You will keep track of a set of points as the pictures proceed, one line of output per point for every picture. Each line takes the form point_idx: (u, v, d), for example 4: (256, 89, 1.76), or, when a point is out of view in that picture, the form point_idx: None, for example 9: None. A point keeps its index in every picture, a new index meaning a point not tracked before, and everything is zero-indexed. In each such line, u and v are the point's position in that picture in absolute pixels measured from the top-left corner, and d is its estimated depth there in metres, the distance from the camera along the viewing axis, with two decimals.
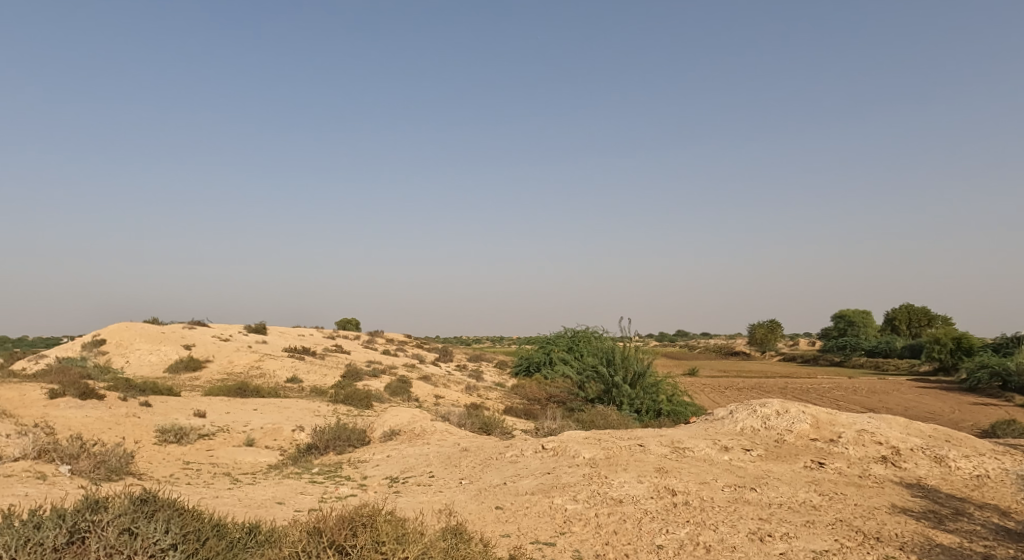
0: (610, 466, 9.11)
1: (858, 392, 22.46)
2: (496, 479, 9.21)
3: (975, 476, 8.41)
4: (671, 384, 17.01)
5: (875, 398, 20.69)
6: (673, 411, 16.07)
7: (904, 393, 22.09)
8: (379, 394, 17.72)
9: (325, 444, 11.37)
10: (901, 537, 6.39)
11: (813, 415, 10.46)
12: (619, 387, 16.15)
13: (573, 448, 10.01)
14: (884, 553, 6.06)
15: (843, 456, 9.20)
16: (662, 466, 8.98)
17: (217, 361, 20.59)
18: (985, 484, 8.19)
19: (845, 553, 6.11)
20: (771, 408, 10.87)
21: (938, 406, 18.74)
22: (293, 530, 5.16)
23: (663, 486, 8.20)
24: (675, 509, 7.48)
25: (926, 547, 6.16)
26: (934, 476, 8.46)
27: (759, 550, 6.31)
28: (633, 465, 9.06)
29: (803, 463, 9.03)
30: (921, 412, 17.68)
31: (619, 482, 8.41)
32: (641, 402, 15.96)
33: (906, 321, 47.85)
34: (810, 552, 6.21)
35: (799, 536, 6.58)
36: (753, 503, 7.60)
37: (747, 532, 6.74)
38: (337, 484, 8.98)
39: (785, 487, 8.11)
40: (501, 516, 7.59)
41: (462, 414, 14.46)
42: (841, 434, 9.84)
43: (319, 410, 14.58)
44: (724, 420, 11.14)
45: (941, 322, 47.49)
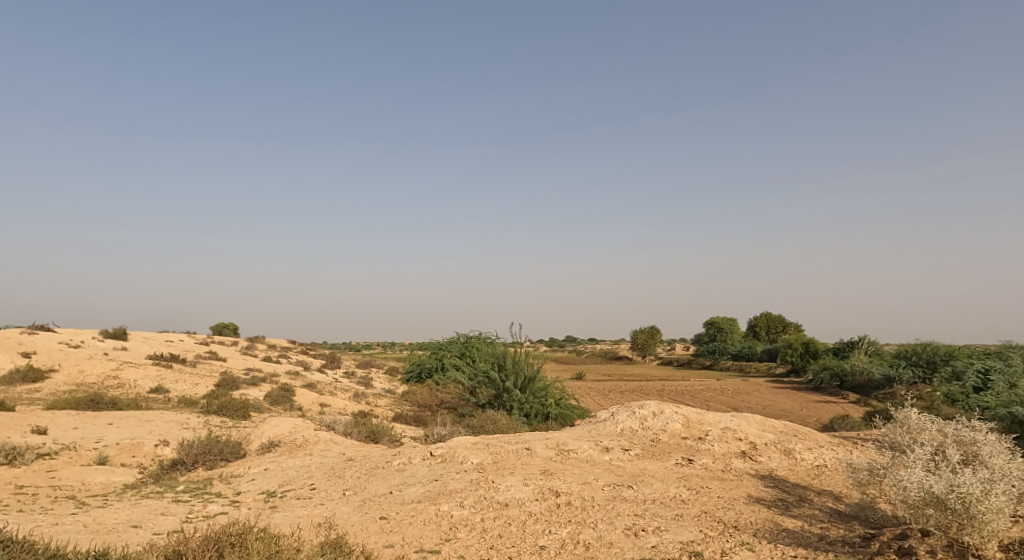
0: (497, 470, 9.23)
1: (725, 392, 24.44)
2: (381, 488, 9.00)
3: (816, 466, 9.47)
4: (560, 388, 17.51)
5: (740, 398, 22.63)
6: (561, 415, 16.49)
7: (763, 393, 24.37)
8: (257, 403, 16.70)
9: (193, 459, 10.52)
10: (755, 524, 7.05)
11: (684, 415, 11.24)
12: (510, 391, 16.39)
13: (461, 454, 10.03)
14: (740, 539, 6.65)
15: (709, 452, 9.98)
16: (547, 468, 9.23)
17: (64, 371, 18.34)
18: (823, 472, 9.24)
19: (707, 542, 6.63)
20: (648, 409, 11.55)
21: (790, 404, 20.83)
22: (148, 556, 4.72)
23: (548, 488, 8.44)
24: (559, 510, 7.73)
25: (775, 531, 6.83)
26: (784, 467, 9.41)
27: (633, 544, 6.67)
28: (519, 468, 9.24)
29: (674, 459, 9.68)
30: (776, 410, 19.57)
31: (505, 485, 8.54)
32: (530, 406, 16.32)
33: (765, 327, 52.92)
34: (677, 543, 6.66)
35: (669, 529, 7.04)
36: (630, 500, 8.02)
37: (623, 528, 7.11)
38: (206, 502, 8.34)
39: (659, 483, 8.64)
40: (385, 526, 7.44)
41: (348, 422, 13.97)
42: (708, 432, 10.66)
43: (187, 423, 13.44)
44: (605, 421, 11.67)
45: (794, 329, 52.97)
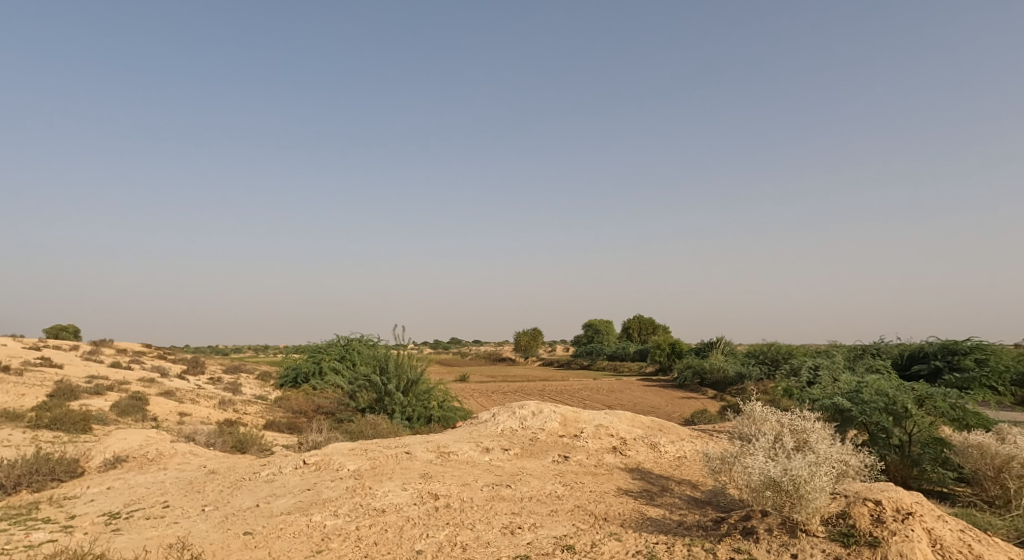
0: (374, 476, 8.96)
1: (600, 391, 25.63)
2: (246, 502, 8.39)
3: (678, 457, 10.21)
4: (442, 391, 17.39)
5: (614, 396, 23.85)
6: (443, 417, 16.37)
7: (634, 390, 25.88)
8: (102, 415, 14.92)
9: (16, 482, 9.15)
10: (622, 515, 7.43)
11: (562, 413, 11.61)
12: (392, 395, 16.00)
13: (336, 461, 9.62)
14: (609, 530, 6.97)
15: (583, 448, 10.39)
16: (426, 472, 9.11)
17: None
18: (683, 463, 9.98)
19: (579, 535, 6.88)
20: (528, 409, 11.80)
21: (658, 401, 22.28)
22: None
23: (426, 491, 8.32)
24: (437, 512, 7.64)
25: (640, 521, 7.24)
26: (650, 459, 10.03)
27: (509, 542, 6.77)
28: (398, 473, 9.03)
29: (551, 457, 9.96)
30: (646, 406, 20.85)
31: (382, 491, 8.30)
32: (413, 409, 16.04)
33: (638, 328, 56.33)
34: (551, 538, 6.84)
35: (544, 525, 7.22)
36: (508, 499, 8.13)
37: (500, 527, 7.19)
38: (31, 530, 7.28)
39: (535, 481, 8.84)
40: (249, 542, 6.93)
41: (211, 433, 12.91)
42: (583, 429, 11.09)
43: (10, 440, 11.67)
44: (486, 422, 11.75)
45: (662, 330, 56.90)
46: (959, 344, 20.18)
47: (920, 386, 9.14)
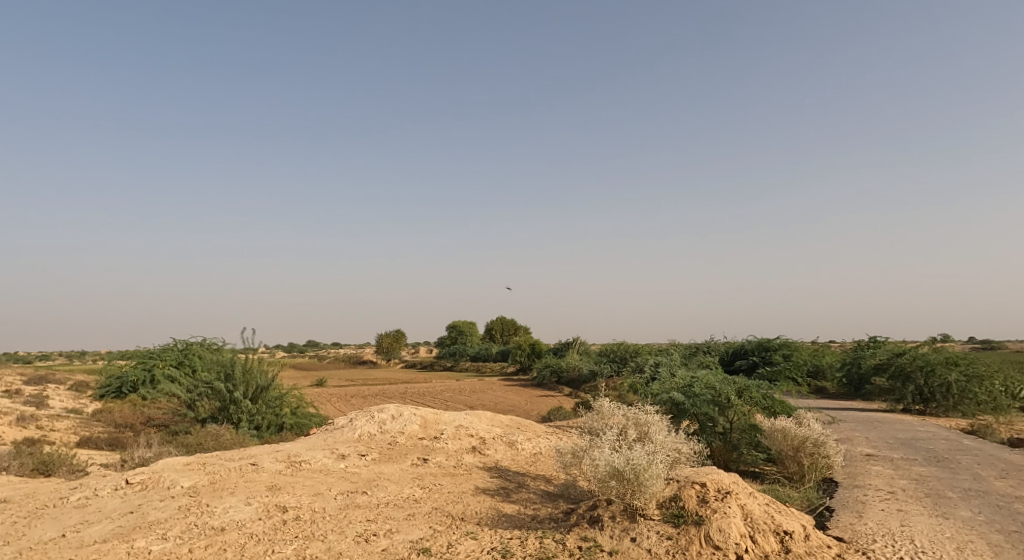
0: (213, 492, 8.21)
1: (462, 392, 25.79)
2: (51, 532, 7.27)
3: (533, 454, 10.59)
4: (296, 396, 16.42)
5: (475, 396, 24.13)
6: (297, 424, 15.46)
7: (495, 390, 26.40)
8: None
9: None
10: (479, 514, 7.53)
11: (422, 416, 11.50)
12: (238, 402, 14.79)
13: (168, 478, 8.68)
14: (466, 530, 7.03)
15: (443, 450, 10.38)
16: (274, 483, 8.54)
17: None
18: (538, 459, 10.38)
19: (436, 537, 6.86)
20: (387, 412, 11.53)
21: (517, 400, 22.95)
22: None
23: (273, 504, 7.80)
24: (284, 526, 7.20)
25: (496, 518, 7.39)
26: (507, 457, 10.29)
27: (363, 551, 6.56)
28: (241, 487, 8.37)
29: (410, 460, 9.83)
30: (506, 406, 21.35)
31: (222, 508, 7.64)
32: (262, 418, 14.95)
33: (500, 329, 57.60)
34: (407, 542, 6.75)
35: (400, 530, 7.10)
36: (363, 506, 7.88)
37: (353, 535, 6.95)
38: None
39: (393, 486, 8.67)
40: None
41: (7, 455, 11.01)
42: (443, 431, 11.08)
43: None
44: (342, 428, 11.28)
45: (523, 331, 58.71)
46: (771, 342, 23.22)
47: (739, 380, 10.40)
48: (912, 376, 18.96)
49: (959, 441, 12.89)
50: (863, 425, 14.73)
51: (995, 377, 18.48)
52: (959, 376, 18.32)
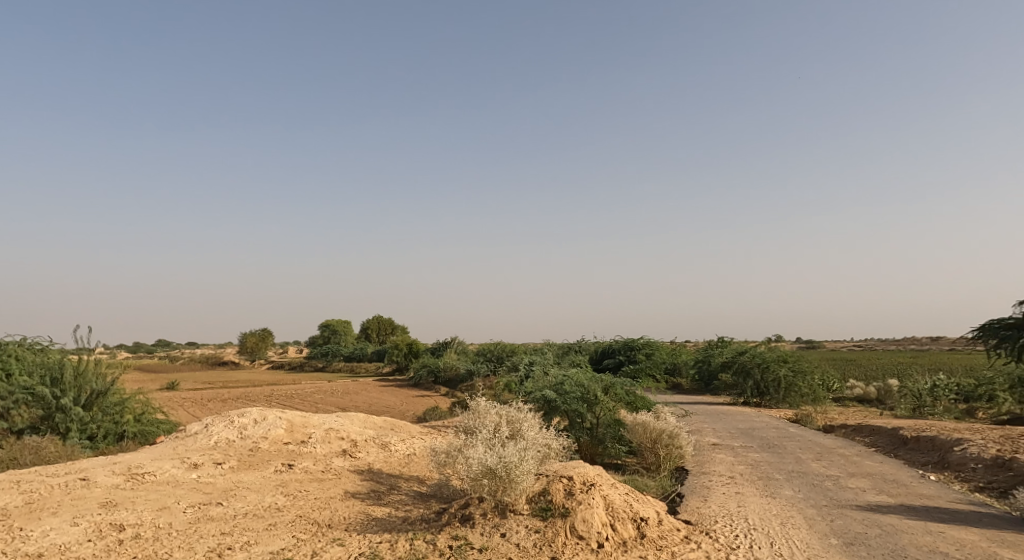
0: (31, 513, 7.18)
1: (334, 393, 24.80)
2: None
3: (407, 455, 10.46)
4: (141, 402, 14.82)
5: (348, 398, 23.29)
6: (140, 433, 13.96)
7: (369, 391, 25.66)
8: None
9: None
10: (347, 519, 7.28)
11: (288, 419, 10.89)
12: (67, 410, 13.03)
13: None
14: (332, 536, 6.77)
15: (310, 454, 9.90)
16: (110, 500, 7.65)
17: None
18: (412, 460, 10.26)
19: (299, 547, 6.53)
20: (249, 417, 10.77)
21: (392, 401, 22.51)
22: None
23: (107, 523, 6.98)
24: (121, 547, 6.47)
25: (365, 523, 7.19)
26: (379, 460, 10.05)
27: None
28: (68, 506, 7.40)
29: (273, 467, 9.27)
30: (380, 407, 20.82)
31: (42, 531, 6.70)
32: (97, 426, 13.31)
33: (376, 328, 56.13)
34: (266, 554, 6.35)
35: (258, 541, 6.68)
36: (217, 519, 7.31)
37: (204, 551, 6.41)
38: None
39: (253, 495, 8.12)
40: None
41: None
42: (312, 434, 10.56)
43: None
44: (196, 435, 10.36)
45: (401, 331, 57.69)
46: (635, 342, 24.83)
47: (606, 377, 10.88)
48: (751, 372, 21.24)
49: (788, 429, 14.64)
50: (712, 417, 16.23)
51: (816, 373, 21.19)
52: (789, 372, 20.81)
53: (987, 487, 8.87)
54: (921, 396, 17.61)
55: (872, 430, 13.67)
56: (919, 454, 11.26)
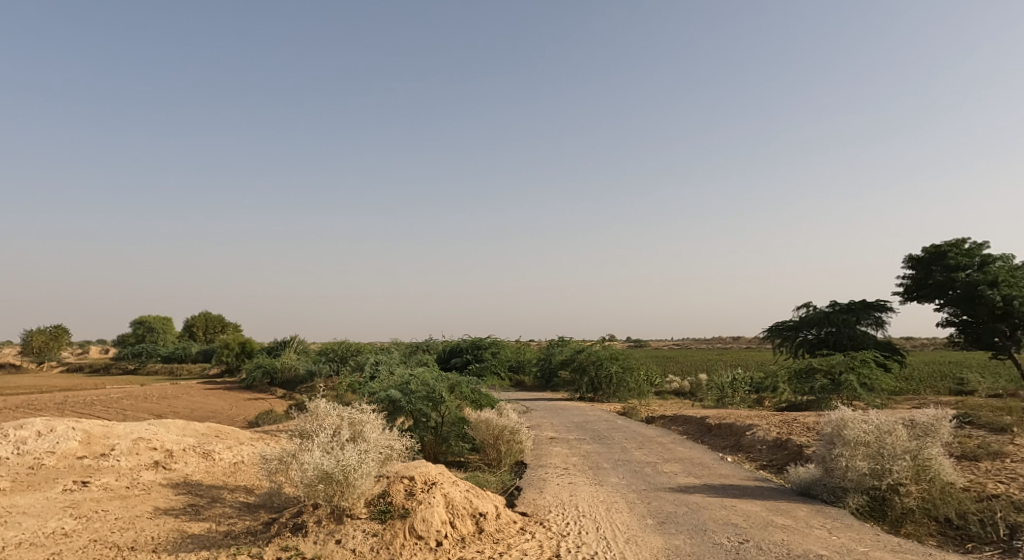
0: None
1: (148, 399, 22.05)
2: None
3: (233, 463, 9.64)
4: None
5: (165, 403, 20.86)
6: None
7: (191, 395, 23.21)
8: None
9: None
10: (156, 540, 6.50)
11: (85, 430, 9.44)
12: None
13: None
14: None
15: (112, 469, 8.68)
16: None
17: None
18: (238, 469, 9.48)
19: None
20: (31, 428, 9.14)
21: (219, 405, 20.58)
22: None
23: None
24: None
25: (179, 542, 6.47)
26: (200, 470, 9.13)
27: None
28: None
29: (62, 486, 7.98)
30: (204, 412, 18.93)
31: None
32: None
33: (203, 326, 50.98)
34: None
35: None
36: None
37: None
38: None
39: (32, 520, 6.91)
40: None
41: None
42: (115, 446, 9.24)
43: None
44: None
45: (232, 329, 53.05)
46: (482, 341, 25.30)
47: (452, 376, 10.86)
48: (587, 369, 22.72)
49: (616, 421, 15.88)
50: (550, 412, 17.05)
51: (642, 369, 23.25)
52: (619, 368, 22.59)
53: (770, 465, 10.40)
54: (724, 388, 20.14)
55: (684, 419, 15.32)
56: (720, 439, 12.86)
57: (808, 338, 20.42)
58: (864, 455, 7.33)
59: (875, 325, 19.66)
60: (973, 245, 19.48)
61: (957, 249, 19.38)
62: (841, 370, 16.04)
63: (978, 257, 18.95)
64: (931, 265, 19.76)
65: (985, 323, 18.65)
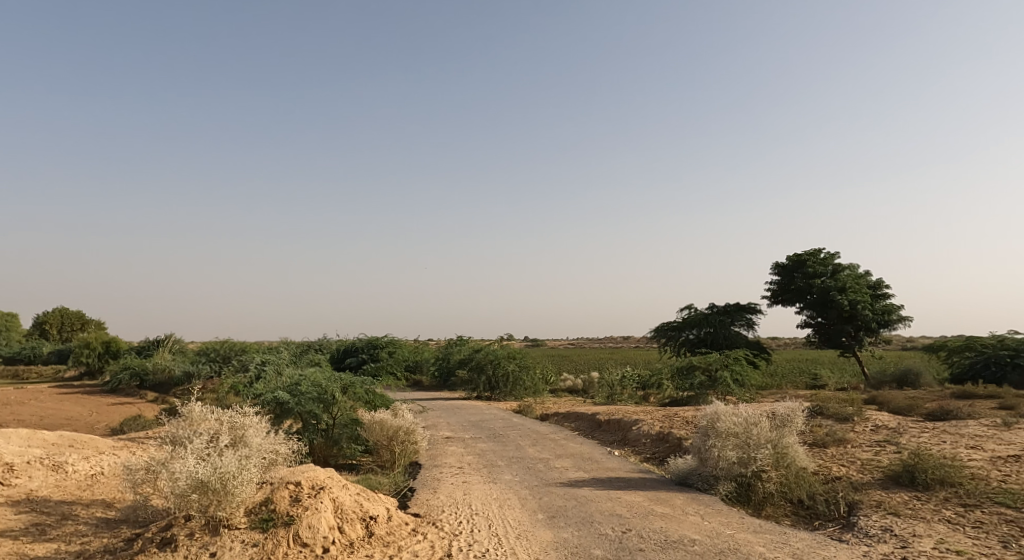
0: None
1: None
2: None
3: (90, 476, 8.73)
4: None
5: (9, 410, 18.43)
6: None
7: (42, 401, 20.68)
8: None
9: None
10: None
11: None
12: None
13: None
14: None
15: None
16: None
17: None
18: (97, 481, 8.61)
19: None
20: None
21: (77, 411, 18.52)
22: None
23: None
24: None
25: None
26: (48, 485, 8.16)
27: None
28: None
29: None
30: (57, 420, 16.96)
31: None
32: None
33: (58, 324, 45.64)
34: None
35: None
36: None
37: None
38: None
39: None
40: None
41: None
42: None
43: None
44: None
45: (95, 327, 47.94)
46: (379, 340, 24.71)
47: (345, 376, 10.44)
48: (484, 368, 22.88)
49: (511, 419, 16.15)
50: (446, 411, 17.00)
51: (537, 368, 23.80)
52: (516, 367, 22.98)
53: (652, 457, 11.06)
54: (614, 386, 21.11)
55: (576, 416, 15.88)
56: (609, 434, 13.48)
57: (690, 338, 21.89)
58: (734, 445, 7.99)
59: (747, 326, 21.48)
60: (827, 255, 21.84)
61: (815, 258, 21.65)
62: (717, 367, 17.33)
63: (832, 266, 21.29)
64: (794, 272, 21.91)
65: (835, 324, 21.00)
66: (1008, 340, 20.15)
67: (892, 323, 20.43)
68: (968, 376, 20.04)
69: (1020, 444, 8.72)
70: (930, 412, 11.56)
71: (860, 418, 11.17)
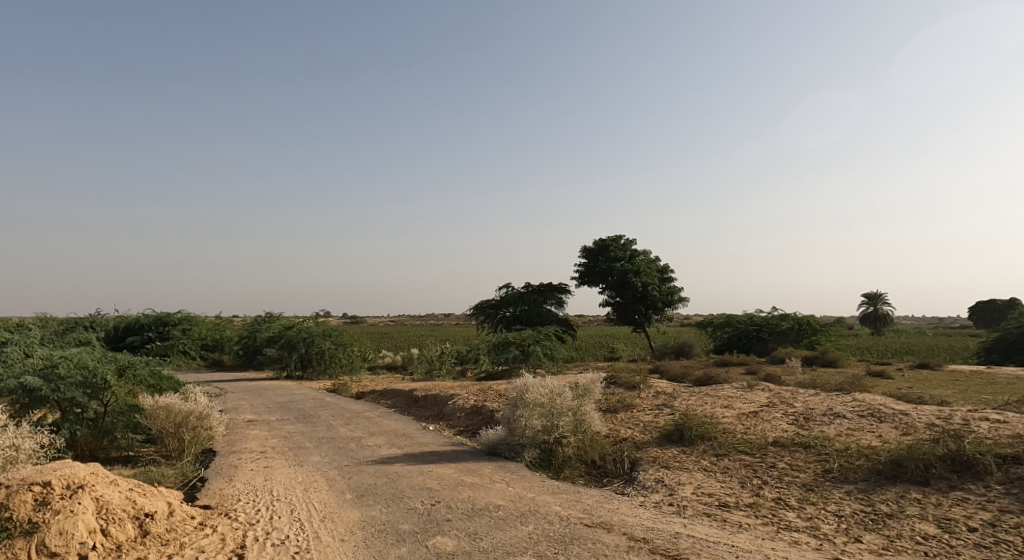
0: None
1: None
2: None
3: None
4: None
5: None
6: None
7: None
8: None
9: None
10: None
11: None
12: None
13: None
14: None
15: None
16: None
17: None
18: None
19: None
20: None
21: None
22: None
23: None
24: None
25: None
26: None
27: None
28: None
29: None
30: None
31: None
32: None
33: None
34: None
35: None
36: None
37: None
38: None
39: None
40: None
41: None
42: None
43: None
44: None
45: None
46: (170, 316, 21.91)
47: (122, 356, 9.03)
48: (296, 346, 21.53)
49: (323, 398, 15.42)
50: (249, 393, 15.62)
51: (355, 345, 22.99)
52: (332, 345, 21.97)
53: (465, 430, 11.38)
54: (432, 361, 21.27)
55: (393, 393, 15.69)
56: (424, 410, 13.55)
57: (506, 315, 22.83)
58: (539, 414, 8.53)
59: (558, 305, 23.03)
60: (626, 242, 24.30)
61: (617, 244, 23.96)
62: (529, 342, 18.39)
63: (629, 251, 23.71)
64: (599, 256, 24.00)
65: (630, 303, 23.40)
66: (755, 317, 24.35)
67: (673, 303, 23.44)
68: (728, 347, 23.82)
69: (759, 402, 10.58)
70: (698, 379, 13.49)
71: (645, 385, 12.62)
